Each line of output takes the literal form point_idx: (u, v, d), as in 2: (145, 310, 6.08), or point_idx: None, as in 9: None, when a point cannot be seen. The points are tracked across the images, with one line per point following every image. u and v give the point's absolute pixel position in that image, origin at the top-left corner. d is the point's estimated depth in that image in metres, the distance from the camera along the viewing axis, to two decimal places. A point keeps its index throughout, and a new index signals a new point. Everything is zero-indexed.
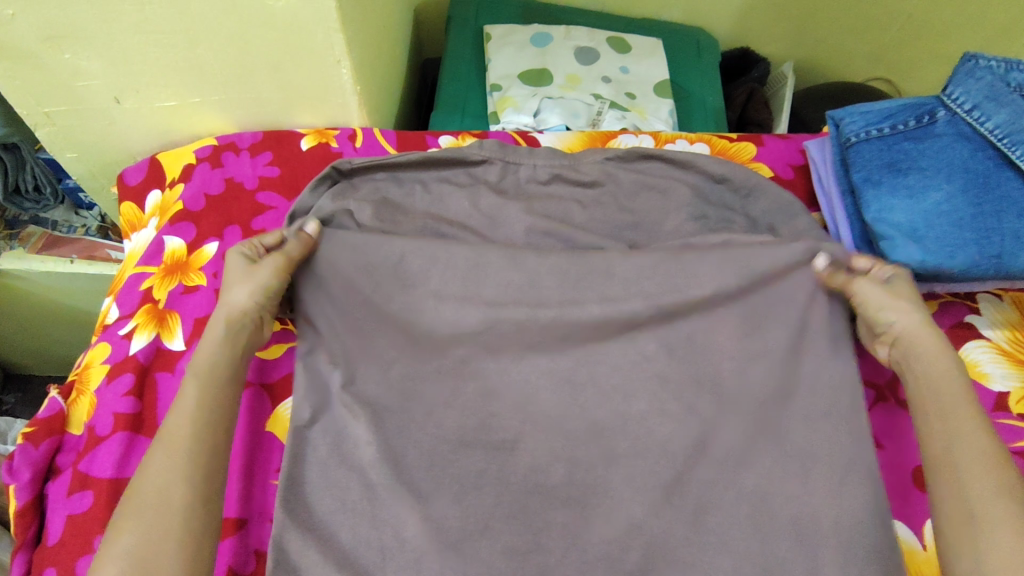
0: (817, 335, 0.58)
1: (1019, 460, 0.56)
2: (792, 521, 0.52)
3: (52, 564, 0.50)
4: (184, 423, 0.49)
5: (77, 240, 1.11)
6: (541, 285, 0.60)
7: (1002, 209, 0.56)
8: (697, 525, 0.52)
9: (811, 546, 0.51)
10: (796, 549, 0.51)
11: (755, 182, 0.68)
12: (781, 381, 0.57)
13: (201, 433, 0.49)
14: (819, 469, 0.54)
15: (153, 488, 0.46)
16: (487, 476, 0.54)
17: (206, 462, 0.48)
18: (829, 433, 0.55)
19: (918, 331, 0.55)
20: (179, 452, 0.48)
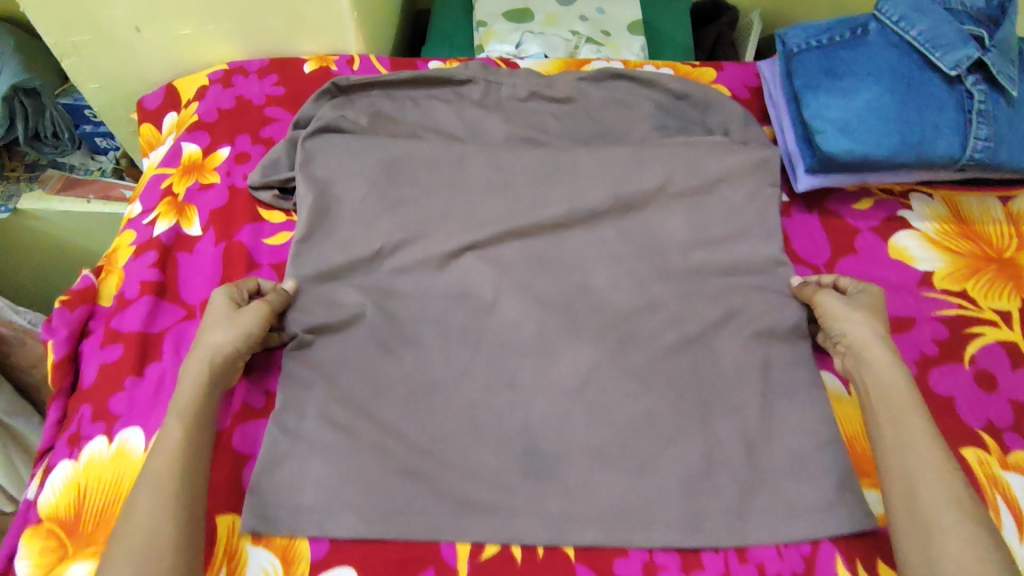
0: (751, 225, 0.68)
1: (937, 325, 0.64)
2: (727, 369, 0.61)
3: (87, 402, 0.58)
4: (164, 466, 0.50)
5: (92, 182, 1.19)
6: (516, 181, 0.70)
7: (924, 103, 0.64)
8: (650, 372, 0.60)
9: (744, 388, 0.60)
10: (731, 390, 0.60)
11: (712, 96, 0.75)
12: (721, 261, 0.67)
13: (183, 466, 0.50)
14: (751, 329, 0.63)
15: (146, 529, 0.47)
16: (469, 332, 0.62)
17: (189, 495, 0.49)
18: (757, 301, 0.65)
19: (867, 341, 0.58)
20: (167, 495, 0.48)
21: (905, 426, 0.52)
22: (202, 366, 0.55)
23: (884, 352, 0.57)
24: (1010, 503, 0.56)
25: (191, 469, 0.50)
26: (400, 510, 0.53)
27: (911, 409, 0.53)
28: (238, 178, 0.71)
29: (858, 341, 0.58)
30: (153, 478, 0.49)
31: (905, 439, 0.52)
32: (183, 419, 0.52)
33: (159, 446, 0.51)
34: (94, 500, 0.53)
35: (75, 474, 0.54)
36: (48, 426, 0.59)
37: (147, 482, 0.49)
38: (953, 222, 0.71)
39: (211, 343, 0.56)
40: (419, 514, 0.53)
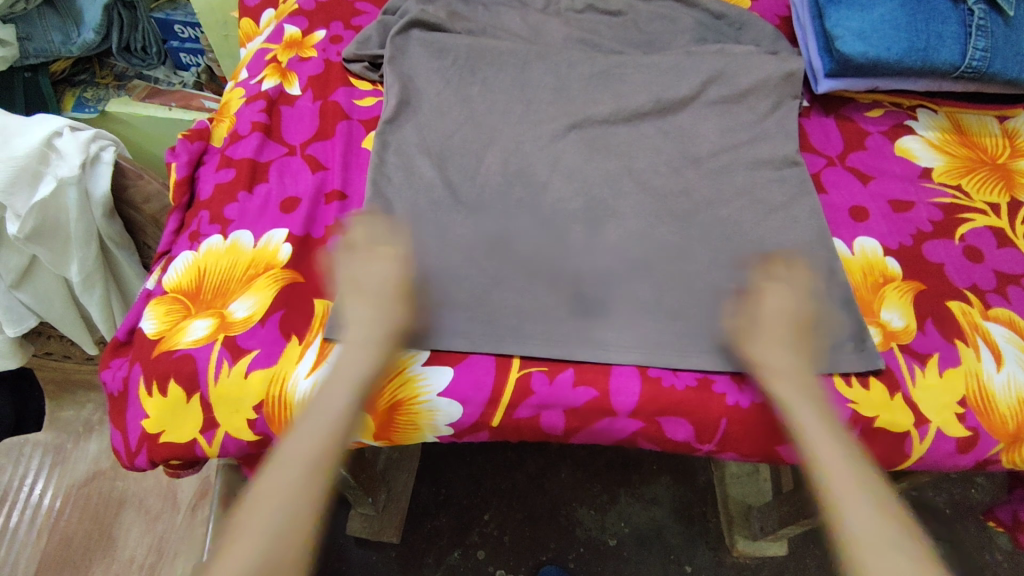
0: (776, 133, 0.76)
1: (932, 208, 0.73)
2: (752, 243, 0.69)
3: (205, 209, 0.69)
4: (320, 447, 0.51)
5: (174, 93, 1.30)
6: (571, 79, 0.79)
7: (931, 17, 0.74)
8: (687, 240, 0.68)
9: (767, 265, 0.67)
10: (755, 260, 0.67)
11: (746, 17, 0.86)
12: (751, 159, 0.75)
13: (331, 456, 0.51)
14: (776, 216, 0.71)
15: (277, 503, 0.48)
16: (524, 204, 0.71)
17: (316, 476, 0.50)
18: (776, 191, 0.73)
19: (781, 371, 0.58)
20: (316, 480, 0.50)
21: (826, 463, 0.52)
22: (376, 351, 0.56)
23: (789, 385, 0.57)
24: (990, 345, 0.64)
25: (333, 452, 0.52)
26: (462, 322, 0.62)
27: (829, 449, 0.53)
28: (333, 54, 0.82)
29: (772, 372, 0.58)
30: (291, 460, 0.50)
31: (820, 470, 0.52)
32: (348, 392, 0.54)
33: (321, 410, 0.53)
34: (213, 278, 0.63)
35: (197, 259, 0.65)
36: (169, 232, 0.70)
37: (285, 465, 0.50)
38: (953, 132, 0.80)
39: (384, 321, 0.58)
40: (481, 322, 0.62)
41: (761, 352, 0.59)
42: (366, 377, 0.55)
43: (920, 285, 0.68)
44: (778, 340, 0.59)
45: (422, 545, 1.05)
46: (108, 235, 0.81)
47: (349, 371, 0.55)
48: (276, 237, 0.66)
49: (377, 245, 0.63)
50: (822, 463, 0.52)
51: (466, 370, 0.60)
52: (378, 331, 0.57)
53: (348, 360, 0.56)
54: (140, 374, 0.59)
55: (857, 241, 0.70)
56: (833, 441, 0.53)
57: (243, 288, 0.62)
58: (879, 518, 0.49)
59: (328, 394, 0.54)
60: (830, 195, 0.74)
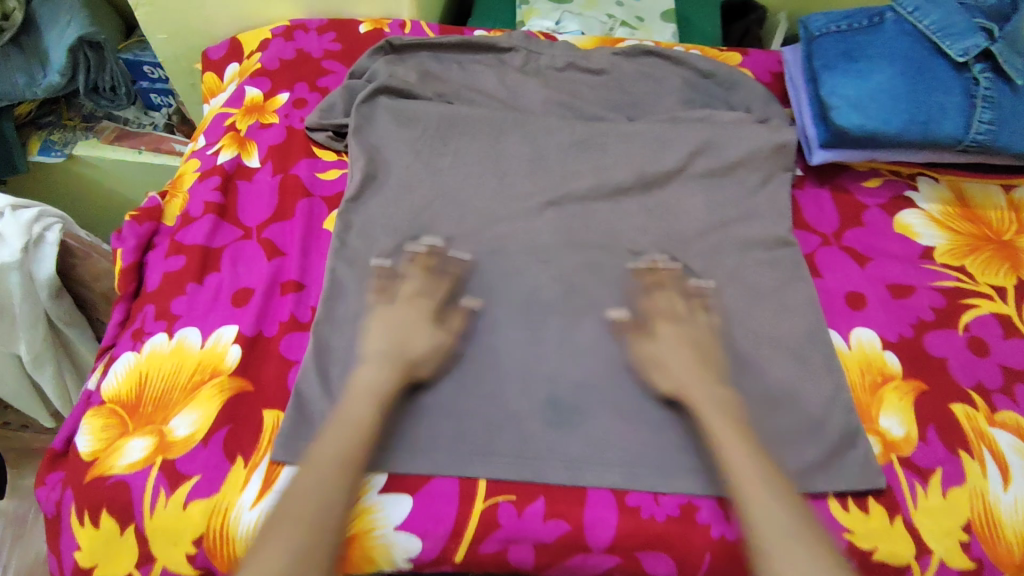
0: (766, 210, 0.72)
1: (934, 294, 0.69)
2: (742, 339, 0.64)
3: (151, 303, 0.64)
4: (337, 447, 0.50)
5: (145, 135, 1.26)
6: (548, 151, 0.74)
7: (932, 86, 0.69)
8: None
9: (758, 362, 0.63)
10: (746, 357, 0.63)
11: (736, 77, 0.81)
12: (741, 239, 0.70)
13: (354, 456, 0.50)
14: (768, 305, 0.66)
15: (307, 504, 0.47)
16: (496, 289, 0.65)
17: (347, 475, 0.49)
18: (768, 276, 0.68)
19: (692, 389, 0.57)
20: (344, 481, 0.49)
21: (740, 478, 0.52)
22: (382, 370, 0.56)
23: (707, 394, 0.57)
24: (996, 457, 0.59)
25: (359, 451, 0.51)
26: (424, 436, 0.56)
27: (758, 465, 0.52)
28: (296, 120, 0.77)
29: (681, 391, 0.58)
30: (323, 468, 0.49)
31: (729, 469, 0.52)
32: (374, 403, 0.53)
33: (343, 417, 0.52)
34: (155, 387, 0.58)
35: (139, 363, 0.60)
36: (112, 325, 0.65)
37: (315, 469, 0.49)
38: (956, 204, 0.76)
39: (374, 350, 0.57)
40: (446, 436, 0.57)
41: (671, 376, 0.59)
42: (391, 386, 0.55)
43: (920, 385, 0.63)
44: (647, 368, 0.60)
45: None
46: (57, 315, 0.76)
47: (373, 383, 0.55)
48: (225, 336, 0.61)
49: (417, 298, 0.61)
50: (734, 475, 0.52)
51: (426, 497, 0.54)
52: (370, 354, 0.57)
53: (372, 377, 0.55)
54: (72, 500, 0.55)
55: (854, 334, 0.66)
56: (744, 456, 0.53)
57: (185, 399, 0.57)
58: (778, 527, 0.48)
59: (344, 412, 0.52)
60: (825, 278, 0.69)
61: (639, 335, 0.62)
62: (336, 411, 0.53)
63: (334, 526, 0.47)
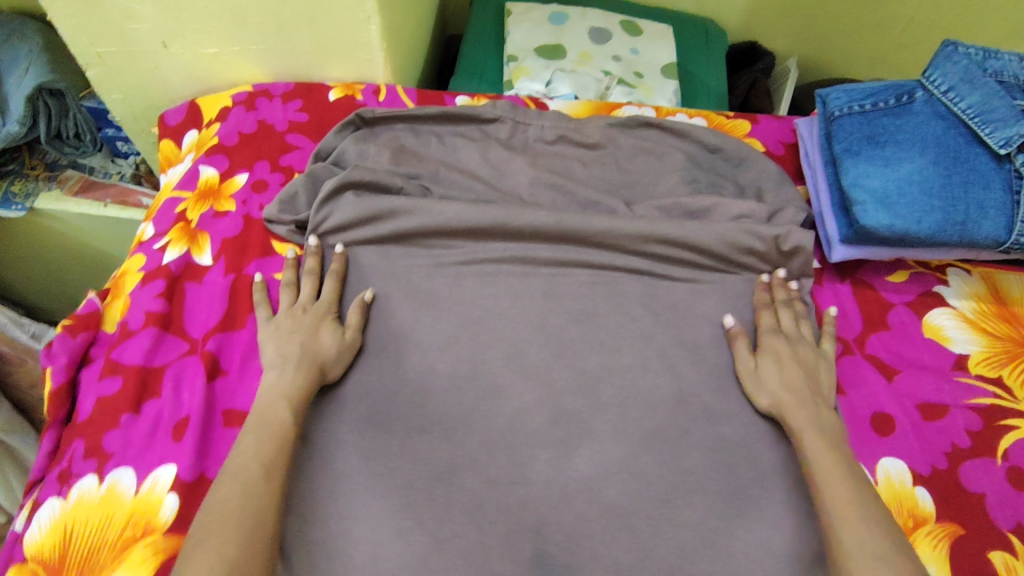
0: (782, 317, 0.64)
1: (969, 413, 0.61)
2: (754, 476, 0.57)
3: (81, 436, 0.56)
4: (268, 448, 0.49)
5: (111, 185, 1.18)
6: (535, 245, 0.66)
7: (970, 180, 0.61)
8: (674, 476, 0.56)
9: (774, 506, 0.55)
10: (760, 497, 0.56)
11: (746, 153, 0.73)
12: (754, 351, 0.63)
13: (279, 449, 0.50)
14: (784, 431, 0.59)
15: (235, 505, 0.45)
16: (476, 416, 0.58)
17: (276, 472, 0.48)
18: None
19: (787, 402, 0.57)
20: (273, 486, 0.47)
21: (821, 470, 0.52)
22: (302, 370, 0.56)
23: (807, 413, 0.56)
24: None
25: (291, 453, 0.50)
26: None
27: (824, 454, 0.53)
28: (254, 207, 0.69)
29: (775, 406, 0.58)
30: (245, 475, 0.47)
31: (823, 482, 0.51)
32: (291, 404, 0.53)
33: (259, 423, 0.51)
34: (81, 545, 0.51)
35: (64, 513, 0.52)
36: (40, 458, 0.57)
37: (232, 477, 0.47)
38: (991, 302, 0.68)
39: (287, 347, 0.57)
40: None
41: (767, 389, 0.59)
42: (303, 379, 0.55)
43: (956, 529, 0.55)
44: (789, 372, 0.59)
45: None
46: None
47: (283, 386, 0.54)
48: (163, 479, 0.53)
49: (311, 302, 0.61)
50: (818, 465, 0.52)
51: None
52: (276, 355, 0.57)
53: (277, 382, 0.54)
54: None
55: (880, 465, 0.58)
56: (831, 453, 0.53)
57: (113, 563, 0.49)
58: (851, 507, 0.49)
59: (260, 423, 0.51)
60: (847, 396, 0.62)
61: (744, 344, 0.62)
62: (273, 407, 0.52)
63: (269, 526, 0.46)
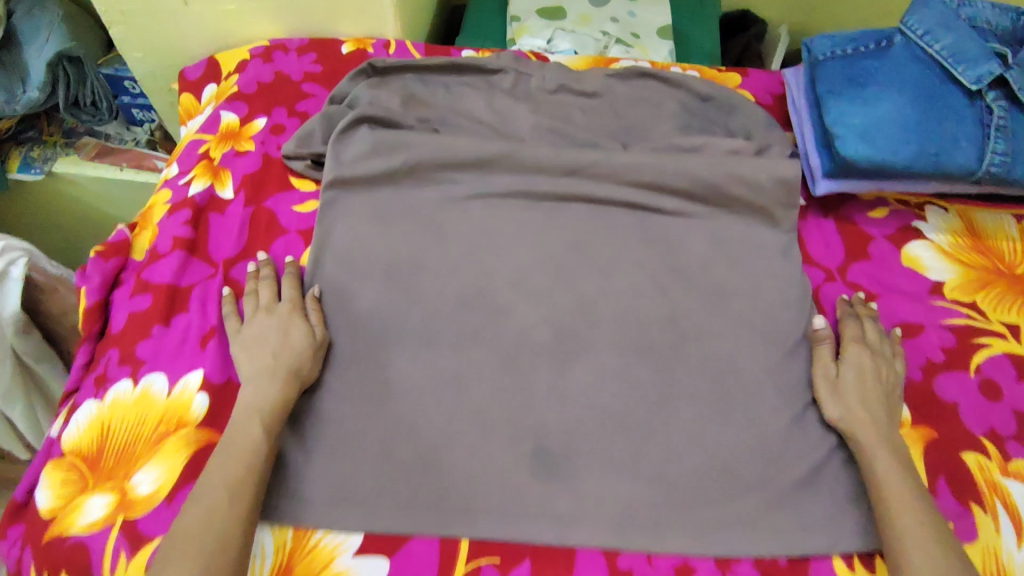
0: (769, 248, 0.69)
1: (945, 333, 0.65)
2: (745, 386, 0.60)
3: (115, 346, 0.60)
4: (237, 468, 0.49)
5: (128, 151, 1.22)
6: (536, 182, 0.71)
7: (944, 115, 0.65)
8: (666, 384, 0.60)
9: (761, 412, 0.59)
10: (747, 403, 0.60)
11: (736, 101, 0.77)
12: (743, 278, 0.67)
13: (249, 467, 0.50)
14: (771, 347, 0.63)
15: (201, 525, 0.46)
16: (482, 332, 0.62)
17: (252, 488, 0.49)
18: (771, 315, 0.65)
19: (860, 419, 0.56)
20: (237, 509, 0.48)
21: (890, 495, 0.52)
22: (273, 382, 0.55)
23: (881, 434, 0.55)
24: (1011, 512, 0.56)
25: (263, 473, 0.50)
26: (407, 495, 0.53)
27: (897, 477, 0.52)
28: (273, 147, 0.73)
29: (847, 422, 0.57)
30: (212, 499, 0.47)
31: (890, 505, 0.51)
32: (263, 421, 0.52)
33: (229, 445, 0.51)
34: (118, 438, 0.55)
35: (102, 412, 0.57)
36: (76, 368, 0.61)
37: (198, 500, 0.47)
38: (966, 235, 0.72)
39: (259, 356, 0.56)
40: (430, 495, 0.53)
41: (843, 403, 0.58)
42: (276, 391, 0.54)
43: (930, 433, 0.60)
44: (868, 386, 0.58)
45: None
46: (25, 351, 0.73)
47: (256, 402, 0.53)
48: (192, 382, 0.57)
49: (275, 304, 0.60)
50: (891, 492, 0.52)
51: (404, 561, 0.51)
52: (245, 365, 0.56)
53: (252, 398, 0.54)
54: (30, 561, 0.52)
55: None
56: (901, 477, 0.52)
57: (148, 453, 0.54)
58: (927, 539, 0.49)
59: (231, 441, 0.51)
60: (829, 316, 0.66)
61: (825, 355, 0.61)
62: (244, 427, 0.52)
63: (233, 551, 0.46)
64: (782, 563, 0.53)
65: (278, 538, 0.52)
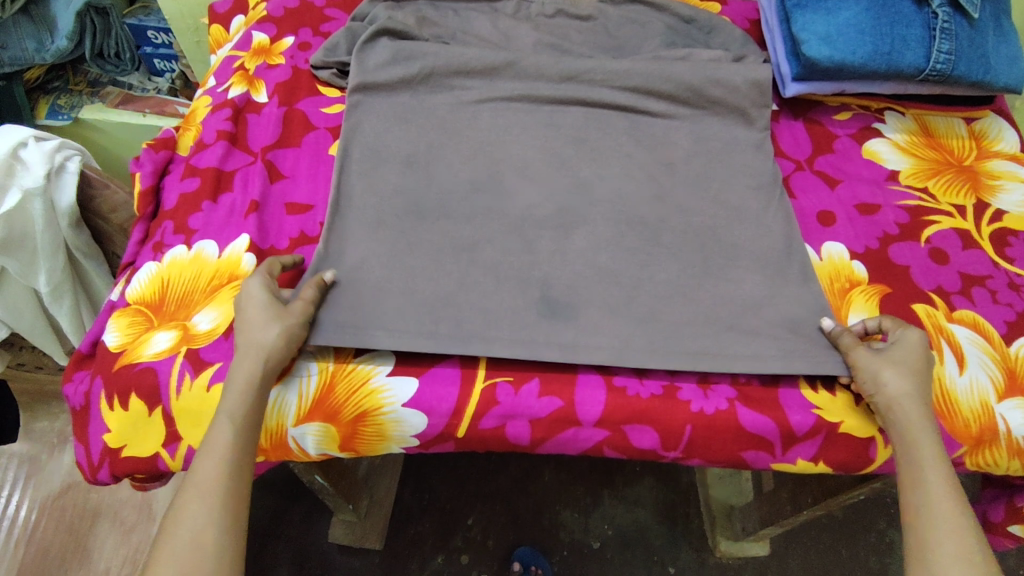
0: (745, 144, 0.77)
1: (899, 211, 0.74)
2: (722, 253, 0.69)
3: (169, 219, 0.68)
4: (211, 470, 0.50)
5: (149, 99, 1.29)
6: (538, 88, 0.79)
7: (895, 20, 0.74)
8: (654, 248, 0.68)
9: (738, 272, 0.68)
10: (725, 265, 0.68)
11: (716, 21, 0.86)
12: (722, 168, 0.75)
13: (226, 472, 0.50)
14: (747, 223, 0.71)
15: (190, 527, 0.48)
16: (492, 207, 0.70)
17: (230, 488, 0.50)
18: (747, 197, 0.73)
19: (908, 398, 0.55)
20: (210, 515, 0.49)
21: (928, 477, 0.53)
22: (248, 369, 0.54)
23: (922, 415, 0.55)
24: (954, 348, 0.64)
25: (242, 468, 0.51)
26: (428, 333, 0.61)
27: (932, 459, 0.53)
28: (301, 61, 0.82)
29: (893, 400, 0.56)
30: (183, 506, 0.49)
31: (923, 488, 0.52)
32: (232, 419, 0.52)
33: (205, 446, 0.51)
34: (177, 289, 0.63)
35: (161, 270, 0.64)
36: (133, 242, 0.69)
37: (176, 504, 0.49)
38: (921, 135, 0.81)
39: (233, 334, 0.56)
40: (450, 331, 0.61)
41: (890, 377, 0.56)
42: (251, 396, 0.53)
43: (885, 288, 0.68)
44: (918, 366, 0.57)
45: (406, 550, 1.05)
46: (76, 245, 0.81)
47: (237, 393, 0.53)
48: (239, 245, 0.65)
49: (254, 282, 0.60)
50: (931, 477, 0.53)
51: (430, 381, 0.59)
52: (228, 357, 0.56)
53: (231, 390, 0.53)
54: (102, 388, 0.59)
55: (823, 245, 0.71)
56: (939, 460, 0.53)
57: (207, 299, 0.62)
58: (958, 524, 0.50)
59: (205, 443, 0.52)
60: (798, 198, 0.75)
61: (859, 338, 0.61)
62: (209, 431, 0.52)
63: (211, 548, 0.48)
64: (754, 384, 0.61)
65: (319, 366, 0.59)
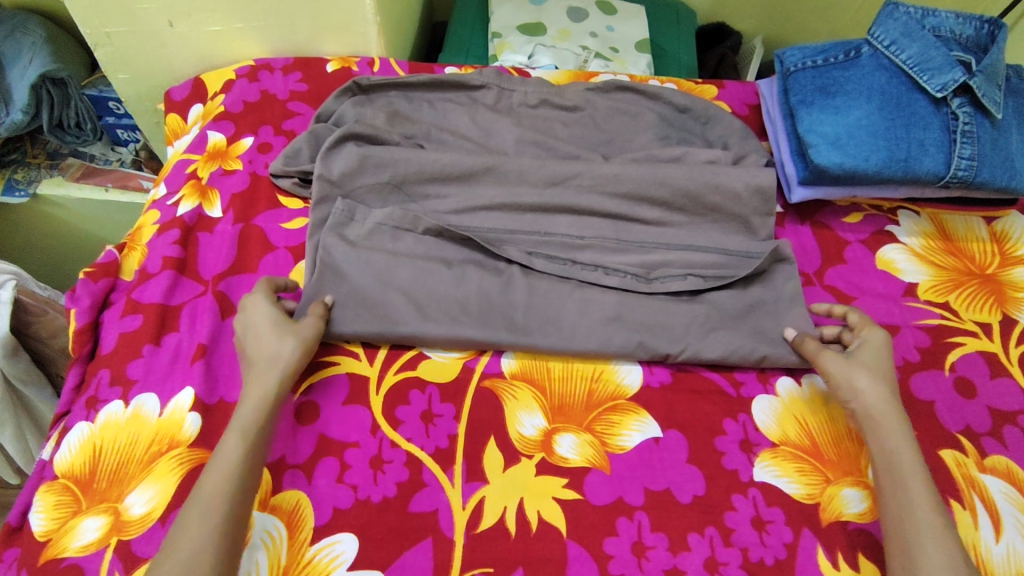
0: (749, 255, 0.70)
1: (919, 332, 0.67)
2: None
3: (106, 366, 0.61)
4: (225, 465, 0.49)
5: (111, 171, 1.23)
6: (519, 194, 0.71)
7: (911, 123, 0.68)
8: None
9: None
10: None
11: (713, 111, 0.80)
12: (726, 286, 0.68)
13: (239, 472, 0.49)
14: (754, 353, 0.64)
15: (206, 522, 0.46)
16: (469, 342, 0.62)
17: (241, 492, 0.48)
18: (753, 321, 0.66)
19: (873, 400, 0.56)
20: (220, 510, 0.47)
21: (900, 467, 0.52)
22: (270, 380, 0.55)
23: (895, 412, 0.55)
24: (989, 507, 0.57)
25: (251, 471, 0.50)
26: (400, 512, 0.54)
27: (899, 448, 0.53)
28: (260, 166, 0.74)
29: (859, 401, 0.57)
30: (200, 507, 0.46)
31: (895, 477, 0.52)
32: (252, 421, 0.52)
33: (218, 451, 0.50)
34: (110, 459, 0.55)
35: (93, 434, 0.57)
36: (67, 390, 0.62)
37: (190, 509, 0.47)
38: (938, 238, 0.75)
39: (255, 355, 0.56)
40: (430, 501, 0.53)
41: (857, 382, 0.57)
42: (264, 400, 0.54)
43: None
44: (882, 372, 0.58)
45: None
46: (13, 373, 0.73)
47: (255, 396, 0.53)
48: (183, 402, 0.58)
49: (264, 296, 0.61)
50: (899, 466, 0.52)
51: None
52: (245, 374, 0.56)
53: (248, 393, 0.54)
54: None
55: None
56: (908, 448, 0.53)
57: (142, 474, 0.54)
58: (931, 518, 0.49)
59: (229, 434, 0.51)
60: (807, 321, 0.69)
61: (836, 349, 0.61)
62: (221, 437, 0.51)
63: (211, 548, 0.45)
64: (769, 564, 0.53)
65: (269, 558, 0.51)
